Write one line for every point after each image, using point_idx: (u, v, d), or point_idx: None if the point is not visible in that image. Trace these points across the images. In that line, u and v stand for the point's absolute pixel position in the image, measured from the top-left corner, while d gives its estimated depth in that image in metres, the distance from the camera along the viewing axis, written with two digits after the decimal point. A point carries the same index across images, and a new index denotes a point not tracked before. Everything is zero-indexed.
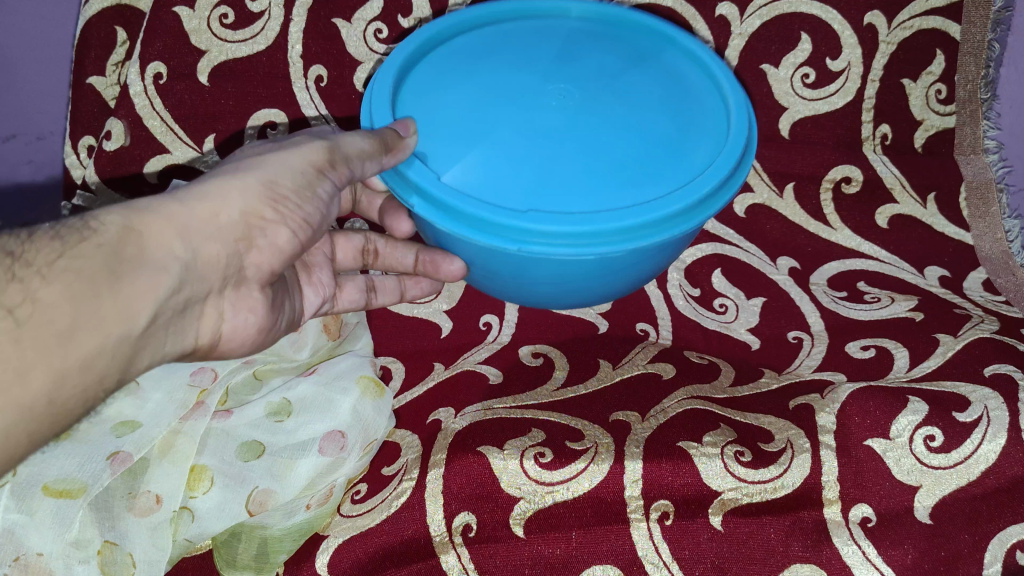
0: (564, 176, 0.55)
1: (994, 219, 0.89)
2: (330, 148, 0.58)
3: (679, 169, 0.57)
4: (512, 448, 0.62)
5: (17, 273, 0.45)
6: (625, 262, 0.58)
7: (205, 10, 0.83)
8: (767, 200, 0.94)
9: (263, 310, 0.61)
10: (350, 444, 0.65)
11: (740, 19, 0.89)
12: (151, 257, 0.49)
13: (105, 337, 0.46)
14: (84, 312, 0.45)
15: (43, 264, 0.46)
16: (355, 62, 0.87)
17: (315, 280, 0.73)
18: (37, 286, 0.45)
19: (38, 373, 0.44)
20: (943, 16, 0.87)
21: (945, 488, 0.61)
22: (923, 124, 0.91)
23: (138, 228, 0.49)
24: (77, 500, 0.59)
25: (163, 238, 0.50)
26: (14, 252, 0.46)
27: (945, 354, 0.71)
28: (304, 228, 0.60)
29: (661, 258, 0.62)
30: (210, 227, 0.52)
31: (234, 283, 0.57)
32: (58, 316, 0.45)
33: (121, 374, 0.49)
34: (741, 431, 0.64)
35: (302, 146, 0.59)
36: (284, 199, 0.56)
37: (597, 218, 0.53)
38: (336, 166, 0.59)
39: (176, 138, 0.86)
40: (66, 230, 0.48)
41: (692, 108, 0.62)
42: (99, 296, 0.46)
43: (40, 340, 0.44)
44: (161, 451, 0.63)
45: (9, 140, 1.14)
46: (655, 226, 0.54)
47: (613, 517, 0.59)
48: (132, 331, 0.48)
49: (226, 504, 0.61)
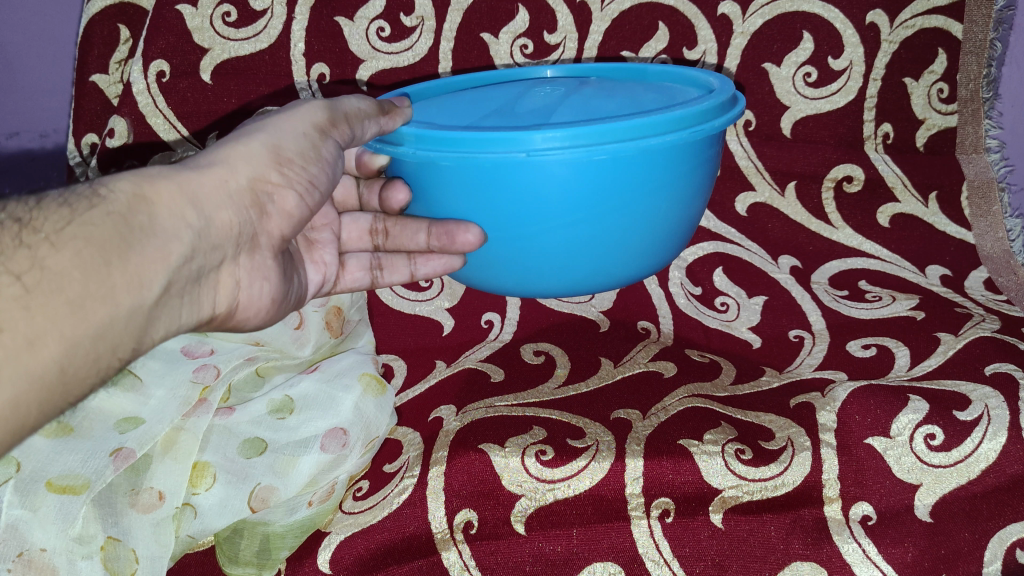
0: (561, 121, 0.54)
1: (995, 219, 0.89)
2: (328, 108, 0.54)
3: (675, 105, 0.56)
4: (513, 445, 0.62)
5: (24, 240, 0.41)
6: (644, 174, 0.53)
7: (207, 8, 0.83)
8: (769, 199, 0.94)
9: (276, 279, 0.56)
10: (353, 441, 0.64)
11: (742, 18, 0.88)
12: (162, 226, 0.45)
13: (116, 307, 0.42)
14: (94, 282, 0.42)
15: (51, 231, 0.42)
16: (358, 61, 0.86)
17: (316, 258, 0.67)
18: (45, 253, 0.41)
19: (49, 341, 0.40)
20: (945, 15, 0.87)
21: (945, 486, 0.62)
22: (924, 124, 0.91)
23: (149, 195, 0.45)
24: (80, 496, 0.58)
25: (174, 204, 0.46)
26: (22, 219, 0.42)
27: (946, 353, 0.72)
28: (313, 193, 0.55)
29: (676, 204, 0.57)
30: (222, 193, 0.48)
31: (247, 249, 0.52)
32: (68, 284, 0.41)
33: (135, 346, 0.45)
34: (741, 430, 0.64)
35: (300, 108, 0.55)
36: (289, 161, 0.52)
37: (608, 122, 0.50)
38: (338, 124, 0.54)
39: (177, 135, 0.86)
40: (74, 197, 0.44)
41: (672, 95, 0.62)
42: (109, 265, 0.42)
43: (51, 308, 0.40)
44: (164, 448, 0.62)
45: (13, 138, 1.14)
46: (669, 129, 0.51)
47: (613, 514, 0.60)
48: (144, 302, 0.44)
49: (228, 501, 0.60)
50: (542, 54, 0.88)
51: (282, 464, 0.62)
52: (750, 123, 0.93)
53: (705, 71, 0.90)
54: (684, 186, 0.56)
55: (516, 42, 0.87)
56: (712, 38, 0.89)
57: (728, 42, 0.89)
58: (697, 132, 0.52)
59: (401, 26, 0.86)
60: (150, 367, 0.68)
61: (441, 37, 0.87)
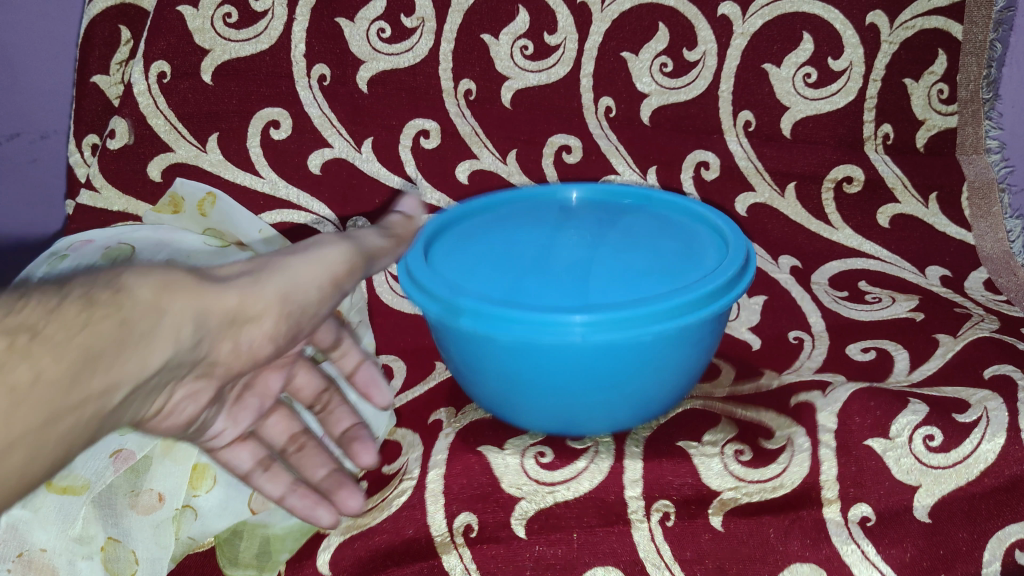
0: (598, 292, 0.56)
1: (996, 219, 0.90)
2: (328, 275, 0.59)
3: (696, 269, 0.58)
4: (513, 447, 0.63)
5: (24, 318, 0.40)
6: (660, 357, 0.55)
7: (208, 10, 0.83)
8: (770, 200, 0.92)
9: (207, 400, 0.59)
10: (349, 449, 0.66)
11: (742, 18, 0.88)
12: (157, 333, 0.46)
13: (84, 412, 0.42)
14: (77, 383, 0.41)
15: (51, 314, 0.41)
16: (358, 61, 0.86)
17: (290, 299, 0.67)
18: (42, 338, 0.40)
19: (23, 429, 0.39)
20: (945, 16, 0.87)
21: (944, 487, 0.62)
22: (925, 124, 0.91)
23: (157, 301, 0.46)
24: (80, 497, 0.60)
25: (176, 315, 0.47)
26: (22, 296, 0.42)
27: (945, 355, 0.72)
28: (278, 339, 0.57)
29: (674, 388, 0.60)
30: (214, 311, 0.50)
31: (197, 370, 0.53)
32: (53, 375, 0.40)
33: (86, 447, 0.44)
34: (741, 427, 0.65)
35: (318, 252, 0.59)
36: (287, 313, 0.56)
37: (636, 307, 0.52)
38: (342, 276, 0.60)
39: (178, 137, 0.85)
40: (84, 288, 0.44)
41: (690, 237, 0.64)
42: (96, 371, 0.42)
43: (36, 400, 0.39)
44: (163, 450, 0.64)
45: (13, 139, 1.15)
46: (691, 308, 0.53)
47: (612, 518, 0.59)
48: (108, 405, 0.44)
49: (226, 504, 0.63)
50: (543, 55, 0.88)
51: (274, 476, 0.64)
52: (750, 124, 0.91)
53: (706, 71, 0.90)
54: (691, 364, 0.59)
55: (517, 42, 0.87)
56: (712, 38, 0.88)
57: (728, 43, 0.89)
58: (718, 282, 0.55)
59: (402, 27, 0.86)
60: None
61: (442, 37, 0.87)
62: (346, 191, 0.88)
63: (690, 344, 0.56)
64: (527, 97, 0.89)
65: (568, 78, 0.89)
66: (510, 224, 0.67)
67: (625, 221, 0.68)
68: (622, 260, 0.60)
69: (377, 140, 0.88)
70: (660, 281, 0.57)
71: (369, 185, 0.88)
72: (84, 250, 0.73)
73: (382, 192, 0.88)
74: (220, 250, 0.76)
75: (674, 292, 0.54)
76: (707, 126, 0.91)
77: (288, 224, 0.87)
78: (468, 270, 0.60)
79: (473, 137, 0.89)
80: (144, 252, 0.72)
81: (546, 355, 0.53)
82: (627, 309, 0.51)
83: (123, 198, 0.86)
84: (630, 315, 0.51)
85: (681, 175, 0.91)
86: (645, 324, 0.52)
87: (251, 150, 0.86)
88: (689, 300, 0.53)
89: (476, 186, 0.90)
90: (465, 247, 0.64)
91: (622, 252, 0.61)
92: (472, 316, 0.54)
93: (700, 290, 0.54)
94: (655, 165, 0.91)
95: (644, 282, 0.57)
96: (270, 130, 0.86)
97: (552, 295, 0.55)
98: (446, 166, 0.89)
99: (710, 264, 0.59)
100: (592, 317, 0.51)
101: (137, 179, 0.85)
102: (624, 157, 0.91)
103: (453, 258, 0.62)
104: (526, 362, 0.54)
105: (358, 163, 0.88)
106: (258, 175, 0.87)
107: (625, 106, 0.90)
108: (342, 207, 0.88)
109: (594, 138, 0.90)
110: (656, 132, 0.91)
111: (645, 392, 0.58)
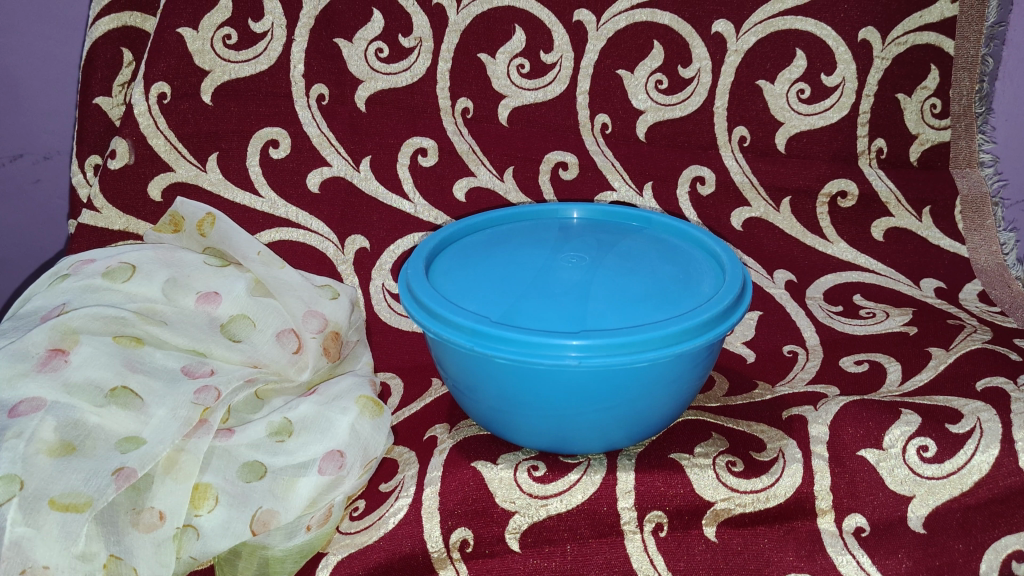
0: (595, 315, 0.56)
1: (989, 232, 0.91)
2: None
3: (694, 297, 0.58)
4: (506, 460, 0.62)
5: None
6: (656, 378, 0.55)
7: (208, 31, 0.85)
8: (765, 214, 0.92)
9: None
10: (349, 463, 0.63)
11: (736, 36, 0.89)
12: None
13: None
14: None
15: None
16: (356, 81, 0.88)
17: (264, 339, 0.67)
18: None
19: None
20: (937, 31, 0.88)
21: (938, 498, 0.62)
22: (918, 138, 0.92)
23: None
24: (83, 515, 0.54)
25: None
26: None
27: (937, 367, 0.73)
28: None
29: (670, 407, 0.60)
30: None
31: None
32: None
33: None
34: (731, 440, 0.65)
35: None
36: None
37: (633, 333, 0.52)
38: None
39: (179, 156, 0.87)
40: None
41: (687, 261, 0.65)
42: None
43: None
44: (165, 468, 0.59)
45: (17, 159, 1.16)
46: (686, 336, 0.53)
47: (605, 529, 0.61)
48: None
49: (231, 522, 0.58)
50: (539, 74, 0.89)
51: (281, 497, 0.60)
52: (745, 139, 0.92)
53: (701, 88, 0.90)
54: (688, 384, 0.59)
55: (513, 61, 0.88)
56: (706, 55, 0.89)
57: (722, 60, 0.89)
58: (715, 304, 0.55)
59: (400, 47, 0.87)
60: (149, 385, 0.63)
61: (439, 57, 0.88)
62: (343, 209, 0.89)
63: (685, 368, 0.56)
64: (523, 114, 0.90)
65: (564, 96, 0.90)
66: (510, 244, 0.68)
67: (624, 242, 0.68)
68: (619, 285, 0.60)
69: (375, 158, 0.88)
70: (656, 307, 0.57)
71: (367, 203, 0.89)
72: (85, 268, 0.71)
73: (381, 210, 0.89)
74: (220, 269, 0.74)
75: (671, 318, 0.54)
76: (703, 141, 0.92)
77: (287, 243, 0.88)
78: (466, 290, 0.60)
79: (470, 155, 0.89)
80: (145, 271, 0.71)
81: (543, 375, 0.53)
82: (623, 335, 0.51)
83: (123, 217, 0.86)
84: (626, 341, 0.51)
85: (676, 190, 0.92)
86: (642, 349, 0.52)
87: (251, 170, 0.87)
88: (685, 328, 0.53)
89: (473, 204, 0.90)
90: (466, 265, 0.64)
91: (620, 275, 0.62)
92: (467, 336, 0.54)
93: (698, 318, 0.54)
94: (650, 181, 0.91)
95: (641, 309, 0.57)
96: (270, 149, 0.87)
97: (548, 318, 0.55)
98: (444, 183, 0.89)
99: (707, 293, 0.59)
100: (588, 339, 0.51)
101: (137, 198, 0.86)
102: (620, 174, 0.91)
103: (453, 276, 0.62)
104: (523, 380, 0.55)
105: (356, 181, 0.88)
106: (258, 194, 0.88)
107: (620, 123, 0.91)
108: (340, 224, 0.88)
109: (589, 154, 0.91)
110: (653, 149, 0.92)
111: (639, 410, 0.58)
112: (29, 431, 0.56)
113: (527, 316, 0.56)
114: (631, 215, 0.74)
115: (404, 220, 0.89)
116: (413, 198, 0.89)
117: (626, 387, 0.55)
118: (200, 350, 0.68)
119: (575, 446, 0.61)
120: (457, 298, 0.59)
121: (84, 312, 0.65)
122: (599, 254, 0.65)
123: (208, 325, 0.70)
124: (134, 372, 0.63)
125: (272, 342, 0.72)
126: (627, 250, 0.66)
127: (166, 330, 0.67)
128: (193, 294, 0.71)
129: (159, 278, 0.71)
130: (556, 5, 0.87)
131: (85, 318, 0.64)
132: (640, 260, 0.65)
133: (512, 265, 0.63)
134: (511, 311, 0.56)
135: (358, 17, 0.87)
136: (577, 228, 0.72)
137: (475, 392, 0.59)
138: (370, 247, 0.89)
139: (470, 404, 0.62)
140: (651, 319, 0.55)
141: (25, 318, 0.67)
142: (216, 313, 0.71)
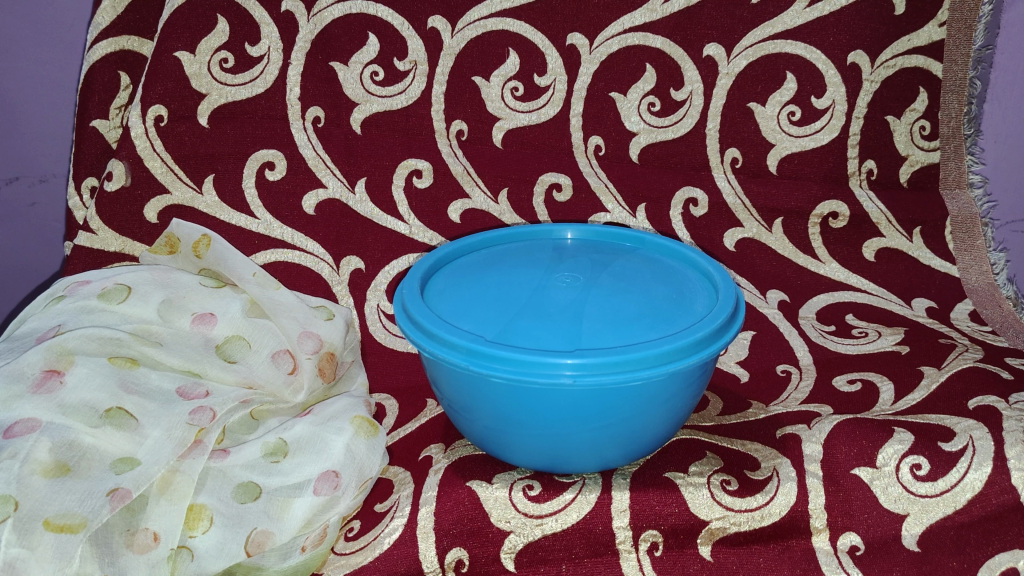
0: (591, 333, 0.56)
1: (980, 253, 0.92)
2: None
3: (688, 316, 0.59)
4: (501, 480, 0.63)
5: None
6: (651, 396, 0.55)
7: (205, 55, 0.86)
8: (757, 234, 0.93)
9: None
10: (345, 483, 0.63)
11: (727, 59, 0.90)
12: None
13: None
14: None
15: None
16: (352, 104, 0.88)
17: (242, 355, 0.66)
18: None
19: None
20: (925, 54, 0.90)
21: (932, 515, 0.63)
22: (908, 159, 0.93)
23: None
24: (78, 536, 0.53)
25: None
26: None
27: (929, 387, 0.73)
28: None
29: (664, 425, 0.60)
30: None
31: None
32: None
33: None
34: (726, 460, 0.65)
35: None
36: None
37: (627, 351, 0.52)
38: None
39: (175, 178, 0.87)
40: None
41: (680, 281, 0.65)
42: None
43: None
44: (160, 489, 0.59)
45: (13, 182, 1.16)
46: (681, 354, 0.54)
47: (601, 548, 0.61)
48: None
49: (225, 544, 0.58)
50: (533, 96, 0.90)
51: (277, 521, 0.60)
52: (737, 160, 0.93)
53: (693, 110, 0.91)
54: (681, 403, 0.59)
55: (508, 84, 0.89)
56: (698, 78, 0.90)
57: (714, 83, 0.90)
58: (708, 324, 0.56)
59: (395, 71, 0.88)
60: (144, 406, 0.63)
61: (434, 80, 0.89)
62: (338, 230, 0.89)
63: (678, 387, 0.57)
64: (516, 137, 0.91)
65: (557, 118, 0.91)
66: (505, 265, 0.68)
67: (617, 261, 0.69)
68: (613, 305, 0.60)
69: (370, 180, 0.89)
70: (651, 326, 0.57)
71: (363, 225, 0.89)
72: (81, 290, 0.71)
73: (376, 232, 0.89)
74: (216, 291, 0.75)
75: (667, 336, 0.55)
76: (696, 162, 0.93)
77: (283, 264, 0.88)
78: (461, 309, 0.60)
79: (464, 177, 0.90)
80: (141, 292, 0.71)
81: (536, 392, 0.54)
82: (617, 353, 0.52)
83: (119, 239, 0.87)
84: (620, 360, 0.52)
85: (669, 211, 0.92)
86: (636, 367, 0.52)
87: (247, 191, 0.88)
88: (680, 346, 0.53)
89: (468, 225, 0.90)
90: (462, 285, 0.65)
91: (614, 294, 0.62)
92: (462, 355, 0.54)
93: (692, 336, 0.54)
94: (644, 202, 0.92)
95: (635, 328, 0.57)
96: (266, 171, 0.88)
97: (544, 338, 0.56)
98: (439, 205, 0.90)
99: (701, 311, 0.60)
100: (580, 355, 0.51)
101: (133, 219, 0.87)
102: (613, 196, 0.92)
103: (449, 296, 0.63)
104: (516, 396, 0.55)
105: (351, 203, 0.89)
106: (254, 216, 0.88)
107: (614, 146, 0.92)
108: (336, 246, 0.89)
109: (583, 175, 0.91)
110: (645, 170, 0.92)
111: (635, 429, 0.58)
112: (24, 452, 0.55)
113: (523, 336, 0.56)
114: (624, 236, 0.74)
115: (399, 241, 0.89)
116: (408, 220, 0.90)
117: (621, 402, 0.55)
118: (194, 370, 0.68)
119: (571, 465, 0.61)
120: (451, 318, 0.59)
121: (80, 333, 0.65)
122: (593, 274, 0.66)
123: (203, 346, 0.71)
124: (129, 393, 0.63)
125: (267, 362, 0.72)
126: (621, 269, 0.67)
127: (161, 351, 0.68)
128: (188, 316, 0.71)
129: (154, 299, 0.71)
130: (550, 29, 0.88)
131: (80, 339, 0.64)
132: (633, 279, 0.65)
133: (507, 285, 0.64)
134: (507, 331, 0.57)
135: (354, 41, 0.88)
136: (572, 248, 0.73)
137: (472, 412, 0.59)
138: (365, 268, 0.89)
139: (464, 423, 0.62)
140: (645, 338, 0.56)
141: (22, 340, 0.67)
142: (211, 334, 0.72)
